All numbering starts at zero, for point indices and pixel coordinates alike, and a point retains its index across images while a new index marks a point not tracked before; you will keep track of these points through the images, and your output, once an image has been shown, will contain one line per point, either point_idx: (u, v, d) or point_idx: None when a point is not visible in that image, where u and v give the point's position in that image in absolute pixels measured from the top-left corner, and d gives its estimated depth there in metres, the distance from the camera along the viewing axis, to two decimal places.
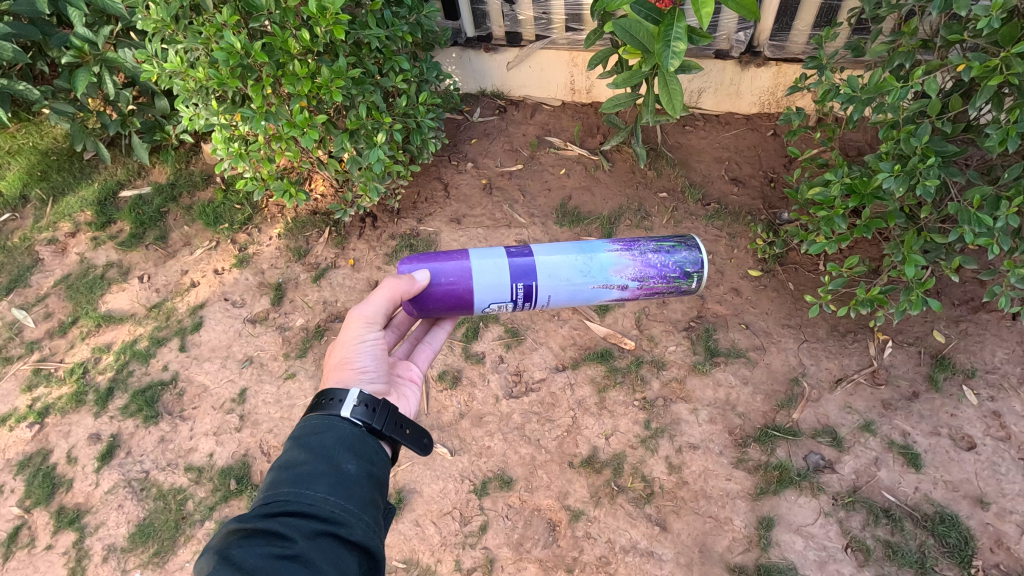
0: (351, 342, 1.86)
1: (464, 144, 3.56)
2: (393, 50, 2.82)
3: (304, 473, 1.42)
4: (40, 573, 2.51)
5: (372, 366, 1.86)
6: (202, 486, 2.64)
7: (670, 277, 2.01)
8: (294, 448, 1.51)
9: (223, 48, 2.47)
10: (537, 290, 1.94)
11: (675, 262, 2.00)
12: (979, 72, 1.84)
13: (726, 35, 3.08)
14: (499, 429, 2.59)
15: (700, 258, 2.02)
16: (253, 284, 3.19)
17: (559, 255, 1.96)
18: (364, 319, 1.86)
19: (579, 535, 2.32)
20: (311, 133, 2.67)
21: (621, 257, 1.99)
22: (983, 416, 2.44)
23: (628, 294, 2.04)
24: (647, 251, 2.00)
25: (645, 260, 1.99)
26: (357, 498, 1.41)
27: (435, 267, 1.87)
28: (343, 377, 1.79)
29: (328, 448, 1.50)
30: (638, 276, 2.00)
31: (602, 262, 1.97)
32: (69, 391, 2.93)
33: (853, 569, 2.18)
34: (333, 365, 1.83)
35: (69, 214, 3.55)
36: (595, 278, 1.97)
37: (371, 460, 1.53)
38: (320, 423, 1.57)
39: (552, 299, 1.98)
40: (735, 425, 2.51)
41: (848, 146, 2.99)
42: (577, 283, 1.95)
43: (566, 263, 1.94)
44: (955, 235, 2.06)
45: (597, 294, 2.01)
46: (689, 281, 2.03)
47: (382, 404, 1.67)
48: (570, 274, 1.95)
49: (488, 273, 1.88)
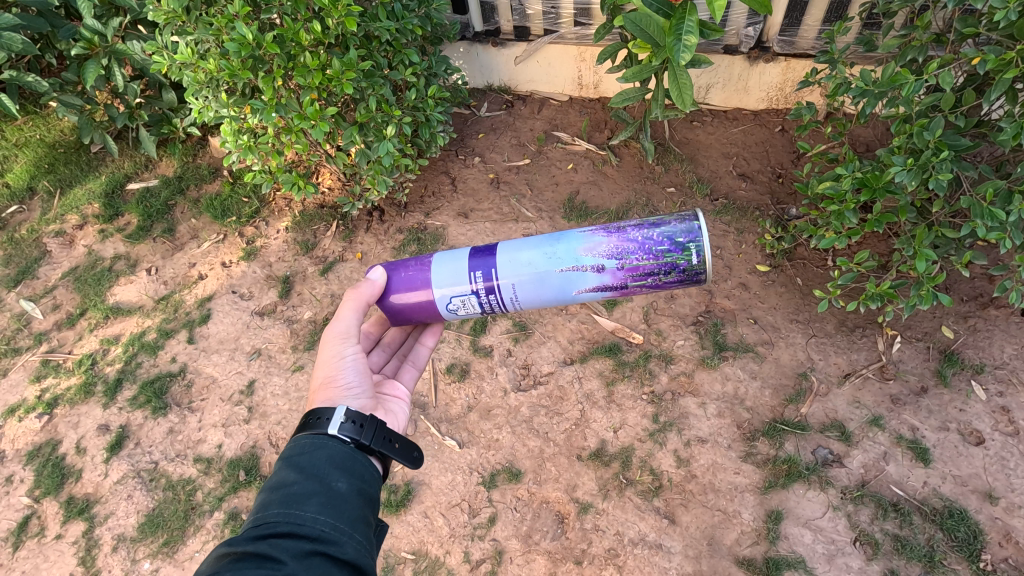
0: (331, 361, 1.87)
1: (472, 139, 3.56)
2: (403, 43, 2.82)
3: (294, 493, 1.41)
4: (50, 562, 2.52)
5: (356, 381, 1.87)
6: (211, 477, 2.65)
7: (659, 252, 1.80)
8: (284, 468, 1.50)
9: (235, 39, 2.48)
10: (498, 277, 1.85)
11: (663, 234, 1.79)
12: (994, 65, 1.84)
13: (735, 31, 3.08)
14: (507, 422, 2.59)
15: (695, 227, 1.79)
16: (261, 277, 3.19)
17: (525, 241, 1.88)
18: (341, 336, 1.90)
19: (587, 527, 2.32)
20: (321, 125, 2.67)
21: (593, 235, 1.84)
22: (992, 411, 2.44)
23: (611, 276, 1.85)
24: (623, 228, 1.84)
25: (617, 235, 1.83)
26: (347, 516, 1.41)
27: (393, 266, 1.94)
28: (330, 395, 1.79)
29: (318, 467, 1.50)
30: (614, 253, 1.82)
31: (569, 243, 1.84)
32: (77, 383, 2.94)
33: (862, 562, 2.18)
34: (317, 387, 1.83)
35: (77, 207, 3.56)
36: (563, 259, 1.83)
37: (362, 477, 1.53)
38: (309, 444, 1.57)
39: (520, 287, 1.86)
40: (744, 419, 2.51)
41: (857, 142, 2.99)
42: (541, 264, 1.83)
43: (532, 248, 1.85)
44: (967, 229, 2.06)
45: (569, 279, 1.85)
46: (685, 255, 1.79)
47: (370, 419, 1.67)
48: (534, 256, 1.84)
49: (445, 264, 1.89)
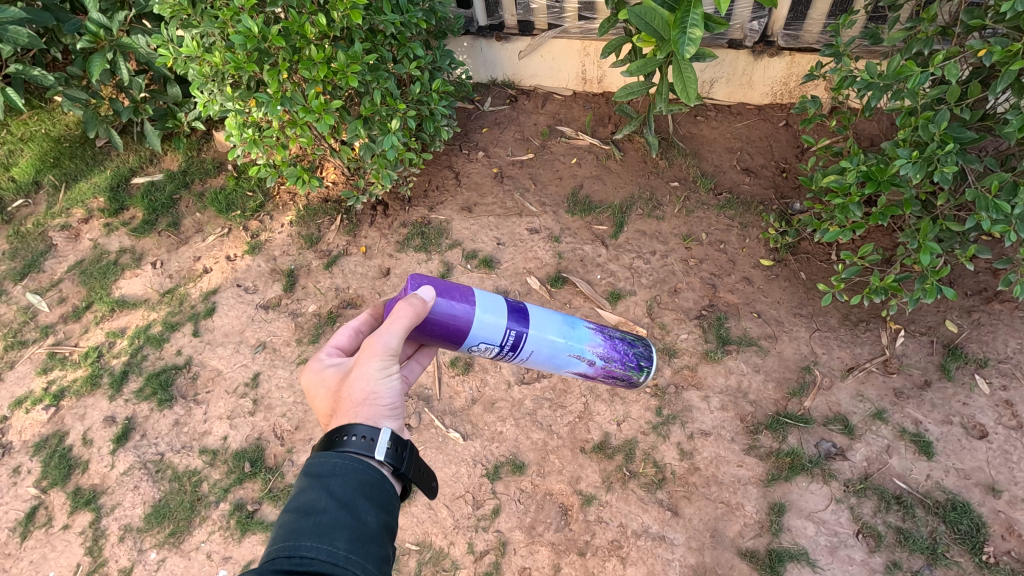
0: (372, 376, 1.65)
1: (476, 133, 3.56)
2: (408, 36, 2.82)
3: (325, 524, 1.34)
4: (58, 552, 2.54)
5: (397, 401, 1.69)
6: (216, 469, 2.67)
7: (628, 364, 2.08)
8: (313, 489, 1.41)
9: (241, 32, 2.49)
10: (525, 343, 1.84)
11: (632, 352, 2.08)
12: (1001, 56, 1.84)
13: (739, 24, 3.08)
14: (510, 414, 2.60)
15: (652, 352, 2.13)
16: (265, 271, 3.20)
17: (550, 317, 1.91)
18: (387, 352, 1.65)
19: (591, 519, 2.34)
20: (326, 118, 2.67)
21: (597, 335, 2.01)
22: (995, 405, 2.44)
23: (593, 370, 2.04)
24: (614, 336, 2.06)
25: (612, 341, 2.03)
26: (374, 555, 1.35)
27: (439, 289, 1.73)
28: (371, 416, 1.61)
29: (348, 495, 1.42)
30: (605, 356, 2.02)
31: (581, 334, 1.97)
32: (84, 374, 2.96)
33: (865, 554, 2.19)
34: (352, 402, 1.62)
35: (82, 200, 3.57)
36: (573, 347, 1.95)
37: (388, 509, 1.46)
38: (341, 464, 1.47)
39: (531, 358, 1.91)
40: (747, 412, 2.52)
41: (861, 136, 2.99)
42: (558, 347, 1.91)
43: (553, 325, 1.90)
44: (972, 222, 2.06)
45: (566, 363, 1.98)
46: (641, 372, 2.11)
47: (409, 446, 1.59)
48: (556, 337, 1.90)
49: (489, 313, 1.77)
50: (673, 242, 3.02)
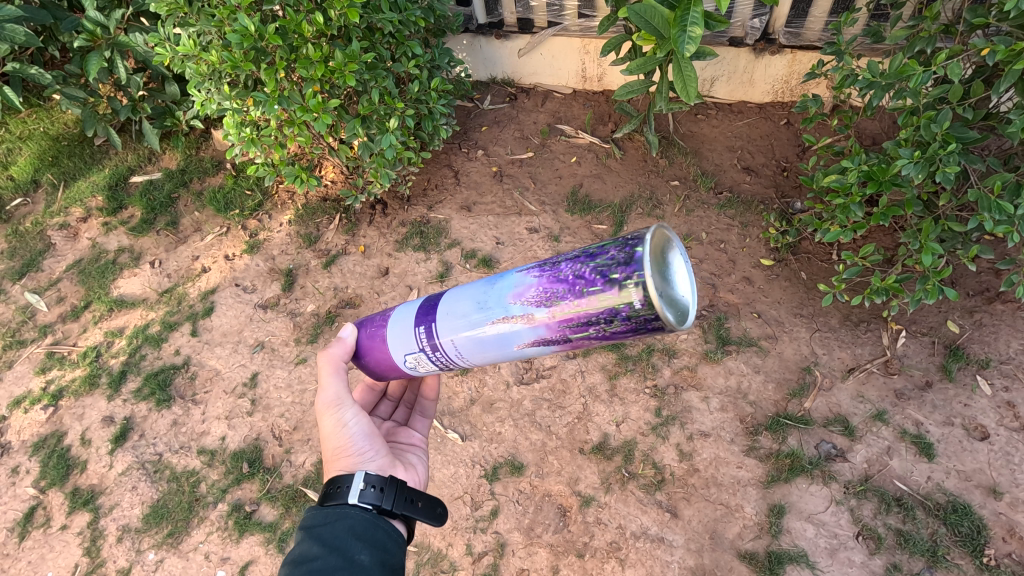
0: (334, 430, 1.78)
1: (475, 132, 3.54)
2: (406, 34, 2.80)
3: (318, 567, 1.38)
4: (56, 552, 2.54)
5: (367, 444, 1.79)
6: (215, 469, 2.66)
7: (587, 293, 1.35)
8: (306, 540, 1.47)
9: (237, 31, 2.47)
10: (437, 334, 1.58)
11: (592, 270, 1.35)
12: (1004, 55, 1.82)
13: (740, 22, 3.05)
14: (509, 415, 2.59)
15: (634, 257, 1.30)
16: (264, 270, 3.19)
17: (462, 289, 1.57)
18: (333, 404, 1.77)
19: (590, 520, 2.33)
20: (324, 118, 2.66)
21: (524, 279, 1.47)
22: (996, 406, 2.42)
23: (548, 327, 1.42)
24: (562, 265, 1.42)
25: (552, 274, 1.42)
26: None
27: (363, 322, 1.82)
28: (345, 465, 1.74)
29: (340, 539, 1.46)
30: (544, 298, 1.42)
31: (500, 288, 1.49)
32: (82, 374, 2.95)
33: (865, 557, 2.18)
34: (330, 457, 1.78)
35: (81, 199, 3.56)
36: (496, 308, 1.47)
37: (384, 547, 1.49)
38: (331, 514, 1.53)
39: (463, 349, 1.56)
40: (747, 413, 2.50)
41: (863, 135, 2.97)
42: (474, 320, 1.51)
43: (463, 297, 1.55)
44: (975, 223, 2.04)
45: (502, 334, 1.49)
46: (623, 293, 1.30)
47: (391, 481, 1.62)
48: (468, 309, 1.52)
49: (397, 323, 1.69)
50: None
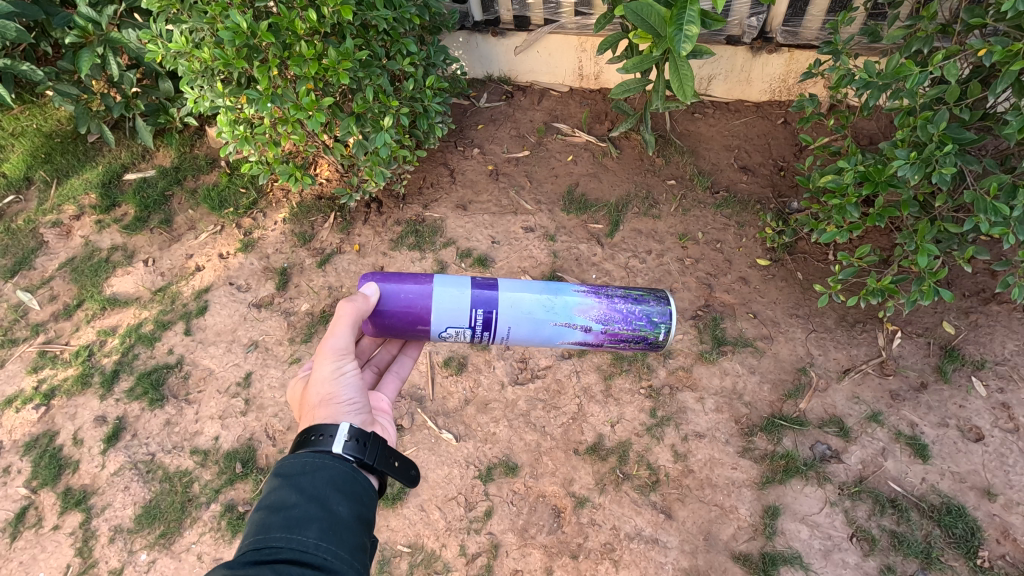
0: (328, 377, 1.78)
1: (471, 130, 3.52)
2: (401, 32, 2.78)
3: (295, 517, 1.35)
4: (47, 553, 2.52)
5: (356, 397, 1.79)
6: (208, 469, 2.65)
7: (636, 324, 2.00)
8: (282, 487, 1.43)
9: (229, 28, 2.45)
10: (498, 320, 1.92)
11: (642, 311, 2.00)
12: (1001, 56, 1.81)
13: (738, 20, 3.03)
14: (504, 415, 2.58)
15: (667, 309, 2.02)
16: (258, 269, 3.17)
17: (524, 289, 1.95)
18: (338, 352, 1.80)
19: (584, 521, 2.32)
20: (317, 116, 2.64)
21: (589, 299, 1.99)
22: (992, 408, 2.42)
23: (592, 337, 2.03)
24: (612, 297, 2.01)
25: (611, 304, 2.00)
26: (347, 543, 1.37)
27: (388, 281, 1.88)
28: (332, 413, 1.71)
29: (319, 490, 1.43)
30: (603, 318, 1.99)
31: (567, 301, 1.97)
32: (74, 374, 2.93)
33: (859, 558, 2.18)
34: (313, 404, 1.74)
35: (74, 197, 3.53)
36: (559, 317, 1.96)
37: (361, 502, 1.48)
38: (311, 462, 1.50)
39: (513, 333, 1.97)
40: (742, 414, 2.50)
41: (860, 134, 2.96)
42: (540, 319, 1.94)
43: (531, 296, 1.94)
44: (970, 224, 2.04)
45: (559, 332, 1.99)
46: (656, 330, 2.02)
47: (372, 438, 1.62)
48: (535, 310, 1.94)
49: (448, 298, 1.88)
50: (670, 241, 2.99)
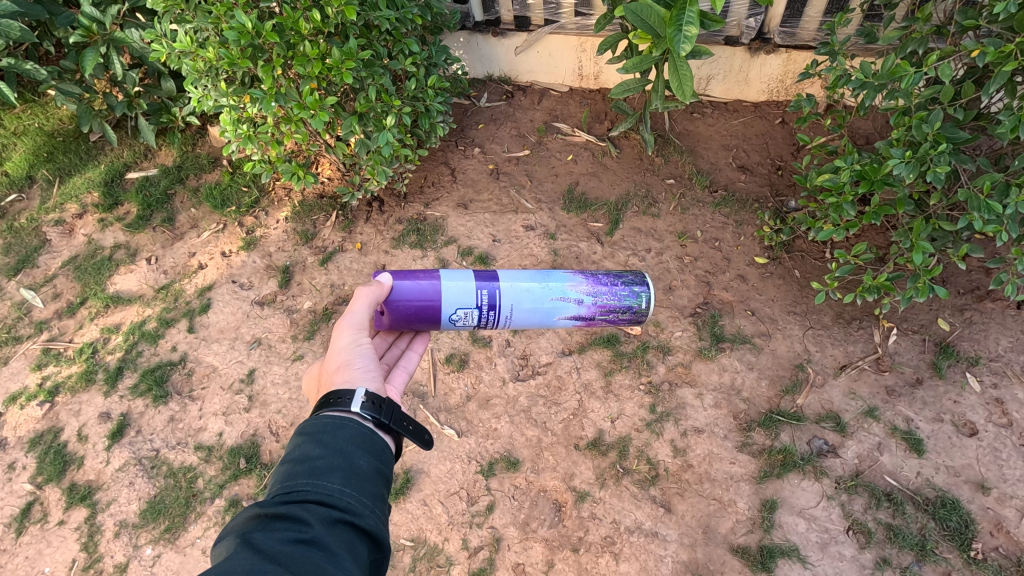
0: (346, 348, 1.81)
1: (472, 129, 3.55)
2: (403, 32, 2.82)
3: (319, 466, 1.39)
4: (53, 547, 2.54)
5: (372, 365, 1.80)
6: (212, 465, 2.67)
7: (621, 295, 2.12)
8: (306, 441, 1.46)
9: (234, 28, 2.48)
10: (502, 298, 2.00)
11: (623, 283, 2.13)
12: (993, 57, 1.85)
13: (736, 21, 3.08)
14: (505, 411, 2.61)
15: (645, 279, 2.16)
16: (260, 267, 3.20)
17: (519, 271, 2.07)
18: (355, 325, 1.84)
19: (585, 515, 2.35)
20: (321, 115, 2.66)
21: (577, 276, 2.13)
22: (986, 403, 2.46)
23: (584, 311, 2.13)
24: (597, 275, 2.15)
25: (595, 279, 2.13)
26: (370, 491, 1.40)
27: (399, 275, 1.96)
28: (349, 377, 1.72)
29: (341, 444, 1.46)
30: (592, 292, 2.10)
31: (557, 279, 2.09)
32: (78, 371, 2.95)
33: (855, 551, 2.21)
34: (331, 373, 1.76)
35: (77, 195, 3.55)
36: (553, 291, 2.07)
37: (382, 457, 1.51)
38: (333, 421, 1.53)
39: (516, 312, 2.04)
40: (740, 409, 2.53)
41: (857, 134, 3.00)
42: (538, 293, 2.04)
43: (525, 275, 2.06)
44: (964, 222, 2.08)
45: (555, 307, 2.08)
46: (639, 300, 2.13)
47: (387, 400, 1.65)
48: (532, 285, 2.04)
49: (454, 281, 1.98)
50: (669, 240, 3.02)
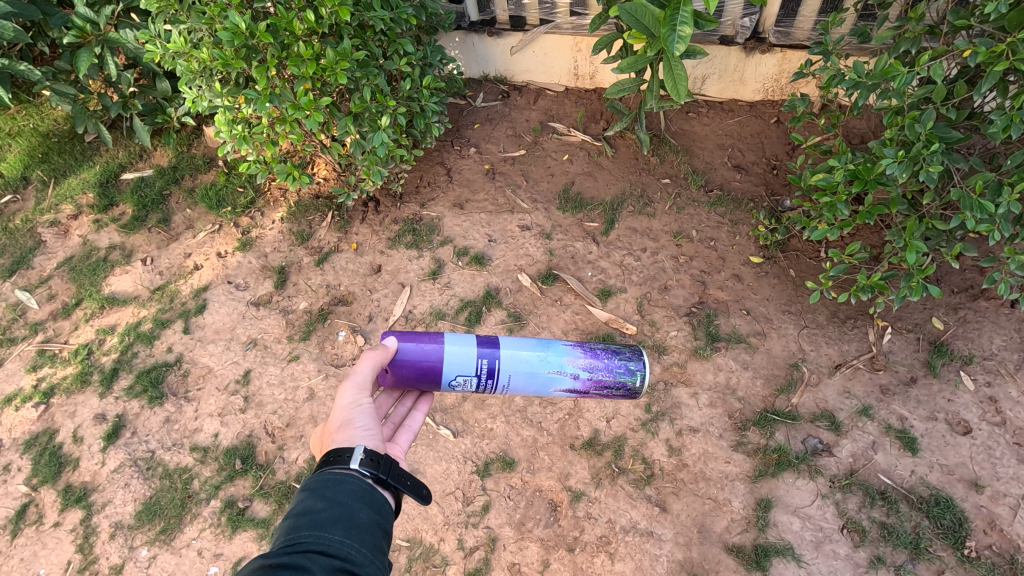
0: (347, 407, 1.81)
1: (468, 129, 3.54)
2: (398, 33, 2.81)
3: (322, 518, 1.40)
4: (48, 549, 2.53)
5: (372, 426, 1.79)
6: (208, 466, 2.67)
7: (615, 371, 2.07)
8: (309, 495, 1.47)
9: (228, 28, 2.48)
10: (501, 367, 1.96)
11: (620, 360, 2.08)
12: (985, 57, 1.86)
13: (731, 21, 3.08)
14: (501, 412, 2.61)
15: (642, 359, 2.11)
16: (256, 267, 3.19)
17: (521, 340, 2.02)
18: (357, 385, 1.83)
19: (580, 515, 2.36)
20: (315, 116, 2.66)
21: (576, 348, 2.07)
22: (980, 401, 2.47)
23: (579, 385, 2.07)
24: (595, 348, 2.10)
25: (594, 352, 2.08)
26: (370, 542, 1.40)
27: (405, 337, 1.92)
28: (347, 437, 1.72)
29: (343, 497, 1.47)
30: (589, 367, 2.05)
31: (558, 351, 2.04)
32: (74, 372, 2.95)
33: (849, 549, 2.22)
34: (332, 431, 1.77)
35: (72, 196, 3.55)
36: (551, 367, 2.01)
37: (382, 510, 1.52)
38: (334, 474, 1.54)
39: (513, 382, 1.99)
40: (735, 408, 2.54)
41: (851, 133, 3.01)
42: (536, 366, 1.99)
43: (526, 347, 2.00)
44: (957, 221, 2.08)
45: (551, 381, 2.03)
46: (633, 377, 2.08)
47: (386, 455, 1.64)
48: (531, 357, 1.99)
49: (456, 347, 1.93)
50: (664, 239, 3.02)
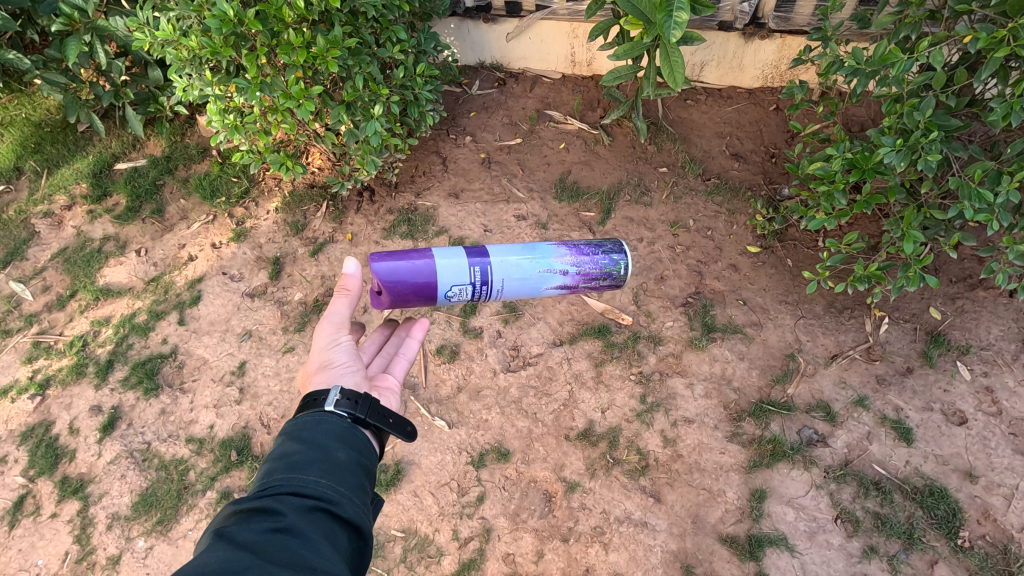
0: (326, 347, 1.80)
1: (463, 117, 3.50)
2: (390, 19, 2.77)
3: (298, 460, 1.39)
4: (46, 540, 2.55)
5: (352, 362, 1.78)
6: (203, 457, 2.67)
7: (599, 267, 2.11)
8: (287, 440, 1.47)
9: (216, 16, 2.44)
10: (494, 272, 1.97)
11: (602, 253, 2.11)
12: (986, 43, 1.82)
13: (730, 7, 2.99)
14: (496, 402, 2.61)
15: (623, 248, 2.15)
16: (251, 258, 3.17)
17: (505, 246, 2.02)
18: (335, 324, 1.84)
19: (574, 506, 2.36)
20: (307, 105, 2.62)
21: (561, 247, 2.10)
22: (976, 392, 2.46)
23: (570, 281, 2.11)
24: (578, 245, 2.12)
25: (578, 249, 2.10)
26: (348, 482, 1.40)
27: (393, 258, 1.89)
28: (326, 375, 1.71)
29: (320, 440, 1.46)
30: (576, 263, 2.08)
31: (544, 251, 2.06)
32: (69, 364, 2.94)
33: (843, 539, 2.23)
34: (311, 372, 1.76)
35: (65, 187, 3.52)
36: (540, 263, 2.04)
37: (362, 450, 1.51)
38: (311, 419, 1.53)
39: (507, 285, 2.02)
40: (730, 399, 2.53)
41: (851, 121, 2.97)
42: (526, 266, 2.01)
43: (512, 251, 2.01)
44: (955, 211, 2.05)
45: (544, 279, 2.06)
46: (617, 267, 2.13)
47: (365, 395, 1.63)
48: (520, 259, 2.01)
49: (447, 257, 1.93)
50: (661, 229, 3.00)
